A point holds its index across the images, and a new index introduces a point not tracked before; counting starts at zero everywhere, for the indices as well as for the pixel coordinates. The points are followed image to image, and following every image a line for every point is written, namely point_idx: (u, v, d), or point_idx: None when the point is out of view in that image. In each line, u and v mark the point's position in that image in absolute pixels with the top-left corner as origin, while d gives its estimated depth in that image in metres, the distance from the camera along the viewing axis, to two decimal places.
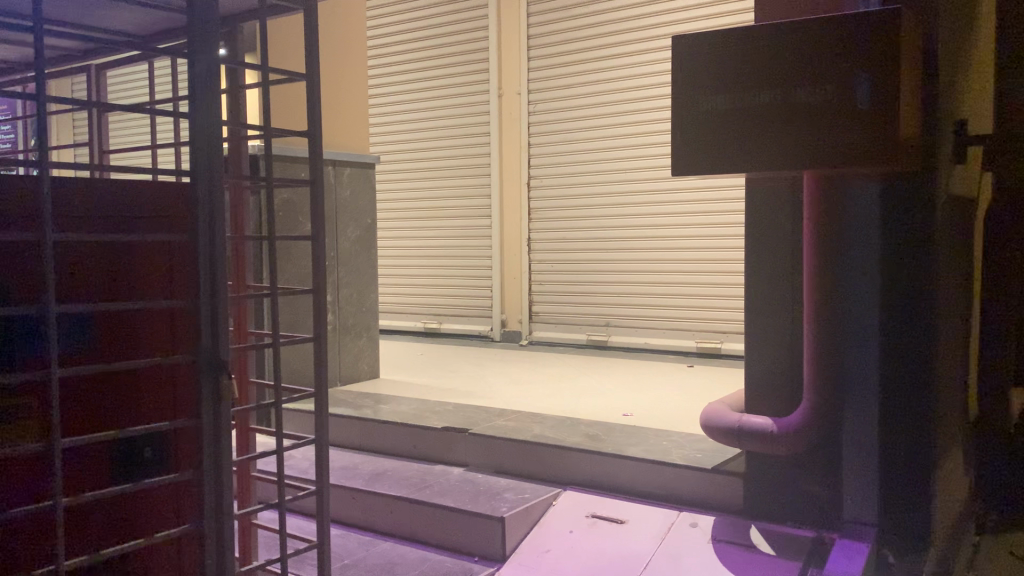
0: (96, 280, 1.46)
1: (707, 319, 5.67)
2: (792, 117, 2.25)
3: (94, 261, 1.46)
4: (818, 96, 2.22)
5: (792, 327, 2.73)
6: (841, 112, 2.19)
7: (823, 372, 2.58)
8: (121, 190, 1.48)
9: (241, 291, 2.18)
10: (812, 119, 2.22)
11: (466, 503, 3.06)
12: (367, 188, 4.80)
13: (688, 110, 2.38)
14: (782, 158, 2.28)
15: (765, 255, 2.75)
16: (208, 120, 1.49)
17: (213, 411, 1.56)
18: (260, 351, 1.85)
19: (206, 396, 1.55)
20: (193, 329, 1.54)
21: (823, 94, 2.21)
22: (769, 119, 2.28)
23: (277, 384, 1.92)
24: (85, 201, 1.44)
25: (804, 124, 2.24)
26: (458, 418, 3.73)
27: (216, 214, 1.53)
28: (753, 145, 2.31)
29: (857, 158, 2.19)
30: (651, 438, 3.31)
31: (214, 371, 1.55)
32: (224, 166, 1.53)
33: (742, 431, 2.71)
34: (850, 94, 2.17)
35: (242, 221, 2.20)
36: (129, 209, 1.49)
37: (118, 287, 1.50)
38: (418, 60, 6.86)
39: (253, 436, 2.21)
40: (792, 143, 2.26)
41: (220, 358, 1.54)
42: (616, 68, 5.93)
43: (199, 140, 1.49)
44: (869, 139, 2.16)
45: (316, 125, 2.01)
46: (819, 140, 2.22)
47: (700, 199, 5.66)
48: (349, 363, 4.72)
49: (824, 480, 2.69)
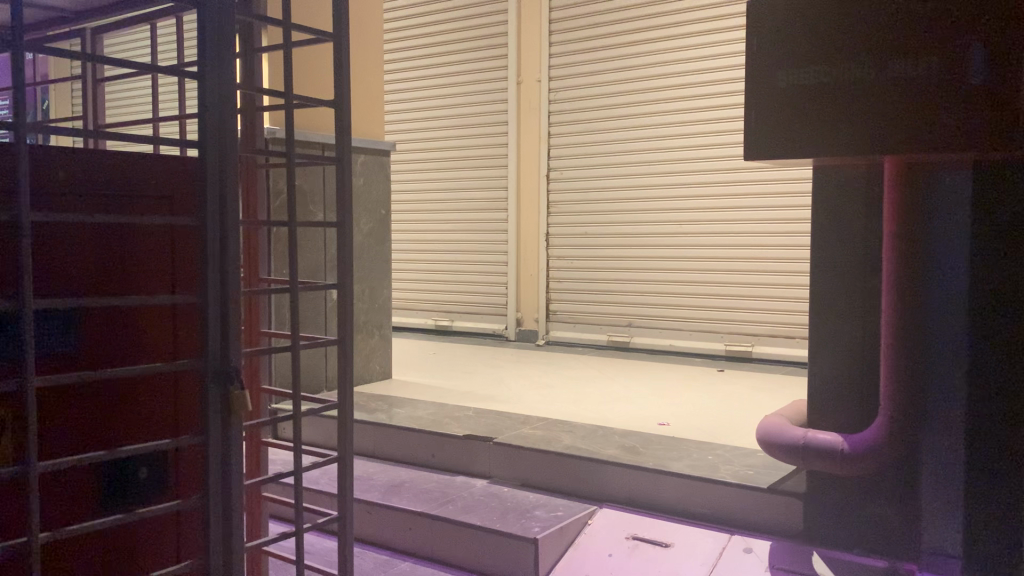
0: (85, 274, 1.21)
1: (735, 320, 5.40)
2: (880, 96, 1.98)
3: (82, 248, 1.20)
4: (912, 71, 1.94)
5: (865, 333, 2.46)
6: (941, 89, 1.91)
7: (903, 383, 2.29)
8: (116, 162, 1.23)
9: (254, 286, 1.93)
10: (890, 99, 1.97)
11: (494, 521, 2.79)
12: (381, 177, 4.51)
13: (762, 85, 2.14)
14: (864, 143, 2.01)
15: (829, 254, 2.49)
16: (223, 85, 1.26)
17: (221, 428, 1.30)
18: (277, 355, 1.57)
19: (212, 409, 1.29)
20: (196, 334, 1.29)
21: (920, 68, 1.93)
22: (850, 99, 2.01)
23: (296, 392, 1.62)
24: (74, 172, 1.18)
25: (895, 104, 1.96)
26: (479, 425, 3.45)
27: (227, 198, 1.28)
28: (831, 130, 2.04)
29: (955, 145, 1.91)
30: (695, 453, 3.03)
31: (224, 380, 1.29)
32: (237, 142, 1.29)
33: (806, 450, 2.43)
34: (957, 70, 1.90)
35: (255, 206, 1.93)
36: (125, 186, 1.24)
37: (109, 282, 1.24)
38: (435, 45, 6.57)
39: (265, 454, 1.96)
40: (876, 126, 1.98)
41: (230, 368, 1.29)
42: (644, 55, 5.64)
43: (208, 108, 1.25)
44: (955, 118, 1.90)
45: (345, 93, 1.74)
46: (897, 125, 1.96)
47: (731, 193, 5.37)
48: (360, 363, 4.43)
49: (897, 499, 2.42)
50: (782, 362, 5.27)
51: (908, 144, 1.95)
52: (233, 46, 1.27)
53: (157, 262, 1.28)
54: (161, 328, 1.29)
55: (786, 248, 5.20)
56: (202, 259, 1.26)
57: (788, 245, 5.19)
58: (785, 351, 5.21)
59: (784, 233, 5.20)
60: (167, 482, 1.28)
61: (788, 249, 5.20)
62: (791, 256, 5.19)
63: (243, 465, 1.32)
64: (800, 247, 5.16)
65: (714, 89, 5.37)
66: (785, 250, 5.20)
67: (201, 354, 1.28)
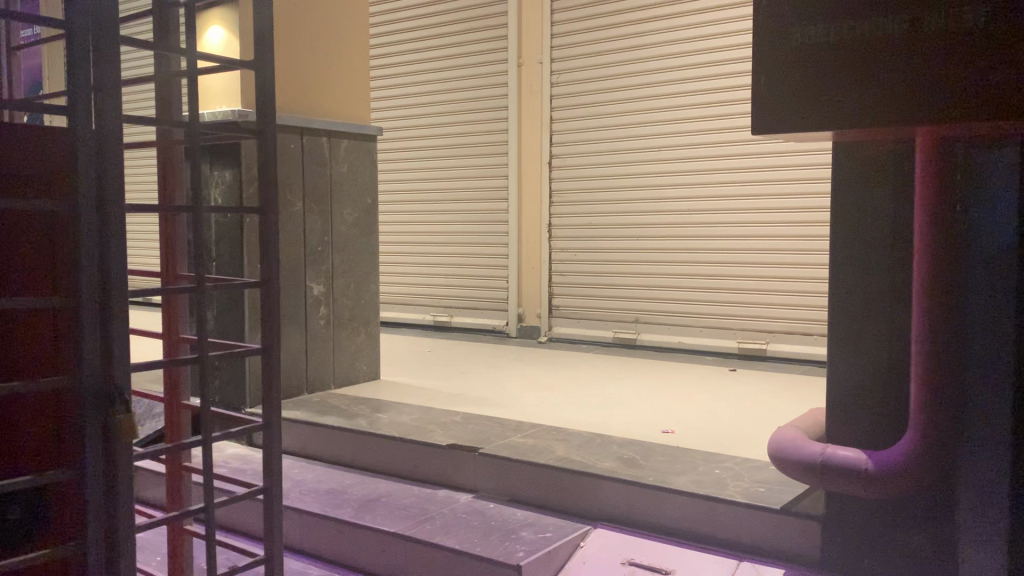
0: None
1: (749, 316, 5.09)
2: (908, 55, 1.67)
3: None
4: (941, 24, 1.64)
5: (891, 330, 2.14)
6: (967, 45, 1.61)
7: (937, 388, 1.98)
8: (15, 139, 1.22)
9: (172, 283, 1.68)
10: (896, 57, 1.69)
11: (474, 544, 2.50)
12: (368, 163, 4.22)
13: (774, 42, 1.83)
14: (890, 105, 1.69)
15: (852, 243, 2.17)
16: (98, 69, 1.26)
17: (105, 452, 1.29)
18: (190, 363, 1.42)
19: (93, 430, 1.28)
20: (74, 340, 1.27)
21: (957, 17, 1.62)
22: (877, 59, 1.71)
23: (204, 407, 1.51)
24: None
25: (917, 64, 1.66)
26: (466, 432, 3.17)
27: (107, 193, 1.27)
28: (856, 93, 1.73)
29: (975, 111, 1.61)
30: (700, 466, 2.73)
31: (105, 400, 1.29)
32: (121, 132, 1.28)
33: (825, 468, 2.13)
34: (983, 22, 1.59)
35: (173, 189, 1.68)
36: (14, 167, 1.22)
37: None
38: (433, 27, 6.27)
39: (188, 483, 1.74)
40: (905, 87, 1.67)
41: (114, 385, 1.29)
42: (650, 34, 5.32)
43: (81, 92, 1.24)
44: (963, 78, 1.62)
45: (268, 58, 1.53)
46: (900, 94, 1.68)
47: (744, 181, 5.05)
48: (345, 362, 4.16)
49: (934, 518, 2.10)
50: (797, 361, 4.95)
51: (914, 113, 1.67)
52: (114, 27, 1.27)
53: (39, 260, 1.26)
54: (41, 344, 1.26)
55: (803, 238, 4.89)
56: (76, 253, 1.26)
57: (804, 235, 4.88)
58: (802, 348, 4.90)
59: (800, 222, 4.89)
60: (50, 522, 1.28)
61: (805, 240, 4.88)
62: (808, 247, 4.88)
63: (129, 487, 1.31)
64: (819, 238, 4.84)
65: (725, 69, 5.05)
66: (802, 240, 4.89)
67: (77, 373, 1.27)
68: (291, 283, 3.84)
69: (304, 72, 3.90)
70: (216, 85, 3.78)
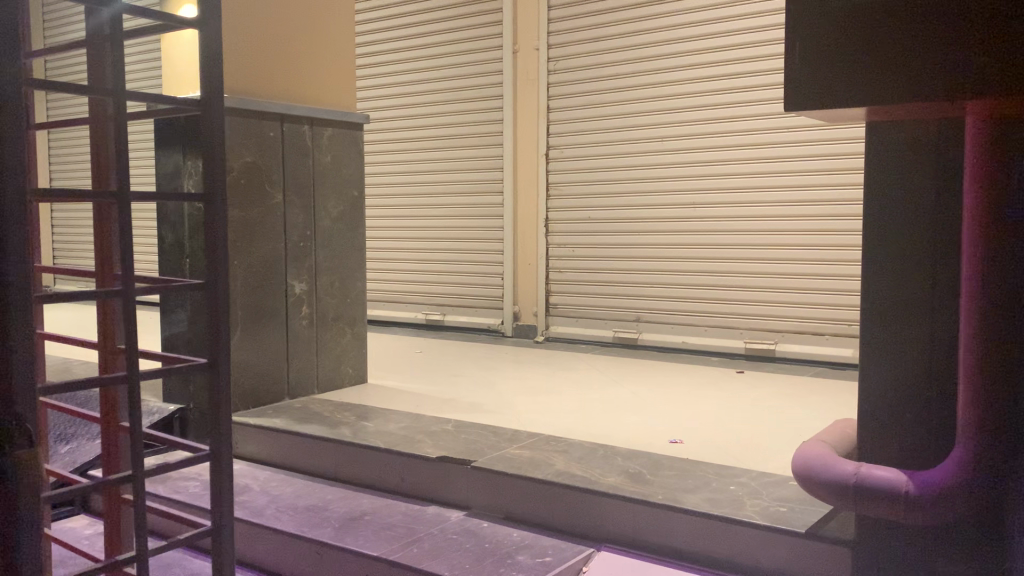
0: None
1: (756, 314, 4.86)
2: (941, 24, 1.52)
3: None
4: None
5: (932, 336, 1.90)
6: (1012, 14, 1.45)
7: (988, 403, 1.75)
8: None
9: (106, 284, 1.47)
10: (934, 33, 1.52)
11: (467, 569, 2.27)
12: (353, 152, 3.97)
13: (809, 8, 1.65)
14: (912, 80, 1.53)
15: (884, 239, 1.93)
16: None
17: None
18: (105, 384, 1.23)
19: None
20: None
21: None
22: (909, 29, 1.55)
23: (135, 430, 1.29)
24: None
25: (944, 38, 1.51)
26: (457, 443, 2.93)
27: None
28: (884, 67, 1.56)
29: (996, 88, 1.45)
30: (713, 482, 2.49)
31: None
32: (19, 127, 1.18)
33: (859, 490, 1.89)
34: None
35: (104, 169, 1.45)
36: None
37: None
38: (425, 13, 6.01)
39: (127, 519, 1.50)
40: (932, 62, 1.51)
41: None
42: (655, 18, 5.09)
43: None
44: (1013, 50, 1.44)
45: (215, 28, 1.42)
46: (928, 70, 1.51)
47: (751, 173, 4.83)
48: (329, 366, 3.92)
49: (981, 554, 1.87)
50: (808, 363, 4.73)
51: (949, 88, 1.48)
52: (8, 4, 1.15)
53: None
54: None
55: (816, 233, 4.68)
56: None
57: (818, 229, 4.67)
58: (814, 349, 4.68)
59: (812, 217, 4.68)
60: None
61: (817, 235, 4.68)
62: (821, 242, 4.66)
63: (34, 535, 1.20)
64: (832, 233, 4.64)
65: (735, 54, 4.81)
66: (813, 234, 4.69)
67: None
68: (270, 281, 3.58)
69: (286, 53, 3.65)
70: (186, 64, 3.52)
